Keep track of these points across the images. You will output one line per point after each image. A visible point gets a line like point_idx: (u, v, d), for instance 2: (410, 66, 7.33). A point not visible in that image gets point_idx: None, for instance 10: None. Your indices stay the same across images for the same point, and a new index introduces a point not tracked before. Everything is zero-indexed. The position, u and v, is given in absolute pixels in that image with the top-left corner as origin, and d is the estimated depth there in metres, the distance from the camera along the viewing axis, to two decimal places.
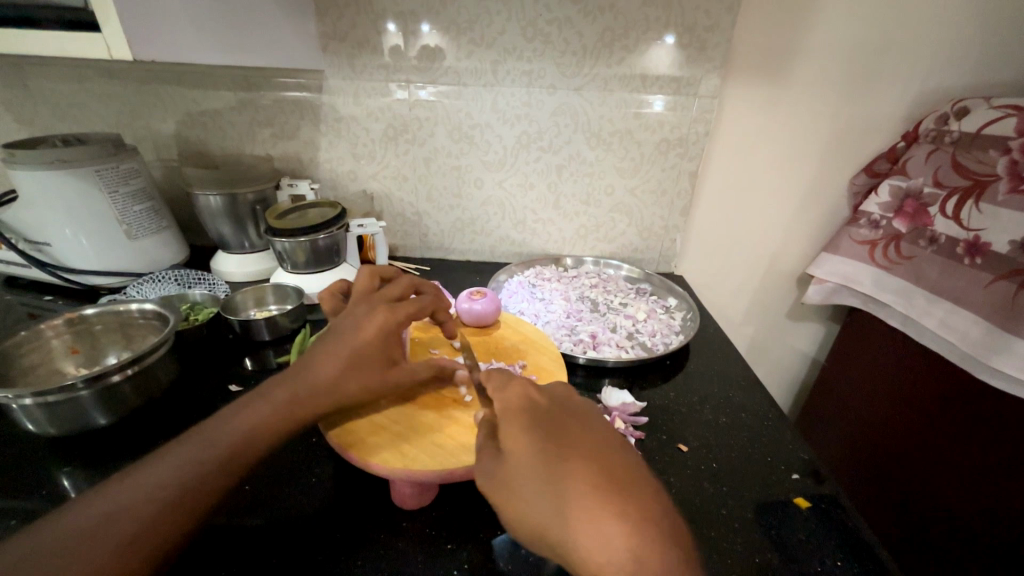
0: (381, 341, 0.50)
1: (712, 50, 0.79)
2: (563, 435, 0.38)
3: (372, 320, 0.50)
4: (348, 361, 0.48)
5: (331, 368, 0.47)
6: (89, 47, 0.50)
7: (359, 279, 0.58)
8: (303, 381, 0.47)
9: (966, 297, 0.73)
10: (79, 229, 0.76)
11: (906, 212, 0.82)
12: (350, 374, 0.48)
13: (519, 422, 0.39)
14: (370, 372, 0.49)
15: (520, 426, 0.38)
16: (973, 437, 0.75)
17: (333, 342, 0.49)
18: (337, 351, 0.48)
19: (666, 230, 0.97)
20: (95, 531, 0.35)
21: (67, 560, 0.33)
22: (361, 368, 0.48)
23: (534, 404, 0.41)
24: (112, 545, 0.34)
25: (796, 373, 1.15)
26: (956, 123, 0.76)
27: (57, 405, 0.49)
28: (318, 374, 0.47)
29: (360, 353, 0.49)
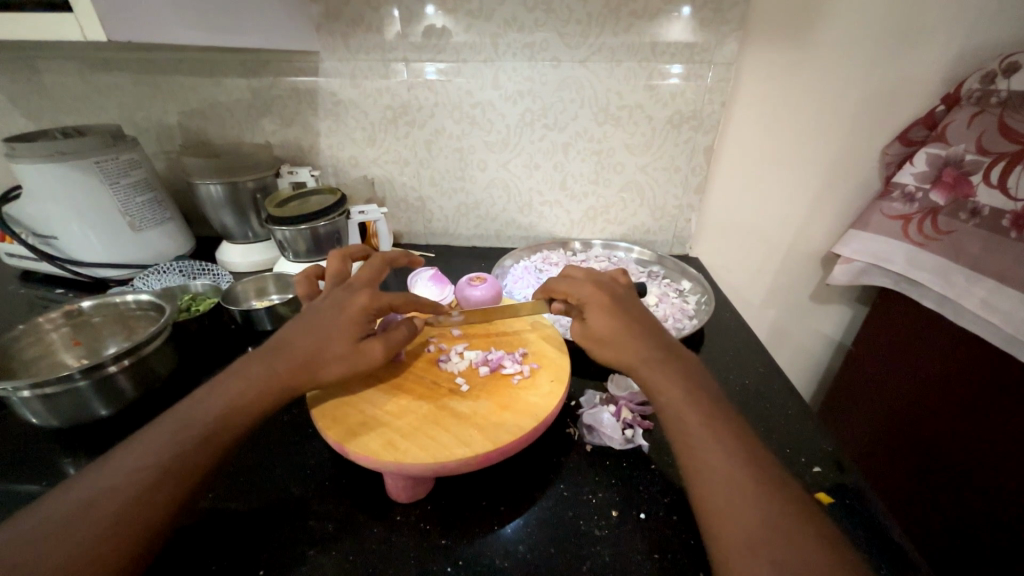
0: (358, 319, 0.50)
1: (729, 11, 0.73)
2: (637, 317, 0.50)
3: (353, 301, 0.50)
4: (323, 337, 0.49)
5: (309, 343, 0.48)
6: (64, 29, 0.48)
7: (331, 263, 0.59)
8: (283, 357, 0.47)
9: (1012, 274, 0.67)
10: (84, 222, 0.76)
11: (945, 182, 0.75)
12: (326, 347, 0.48)
13: (607, 307, 0.49)
14: (341, 345, 0.48)
15: (603, 306, 0.50)
16: (1016, 428, 0.69)
17: (314, 321, 0.49)
18: (315, 331, 0.49)
19: (679, 209, 0.92)
20: (82, 514, 0.35)
21: (54, 543, 0.33)
22: (339, 345, 0.48)
23: (615, 297, 0.51)
24: (100, 525, 0.35)
25: (820, 358, 1.09)
26: (1004, 82, 0.68)
27: (55, 396, 0.49)
28: (298, 352, 0.47)
29: (337, 328, 0.49)
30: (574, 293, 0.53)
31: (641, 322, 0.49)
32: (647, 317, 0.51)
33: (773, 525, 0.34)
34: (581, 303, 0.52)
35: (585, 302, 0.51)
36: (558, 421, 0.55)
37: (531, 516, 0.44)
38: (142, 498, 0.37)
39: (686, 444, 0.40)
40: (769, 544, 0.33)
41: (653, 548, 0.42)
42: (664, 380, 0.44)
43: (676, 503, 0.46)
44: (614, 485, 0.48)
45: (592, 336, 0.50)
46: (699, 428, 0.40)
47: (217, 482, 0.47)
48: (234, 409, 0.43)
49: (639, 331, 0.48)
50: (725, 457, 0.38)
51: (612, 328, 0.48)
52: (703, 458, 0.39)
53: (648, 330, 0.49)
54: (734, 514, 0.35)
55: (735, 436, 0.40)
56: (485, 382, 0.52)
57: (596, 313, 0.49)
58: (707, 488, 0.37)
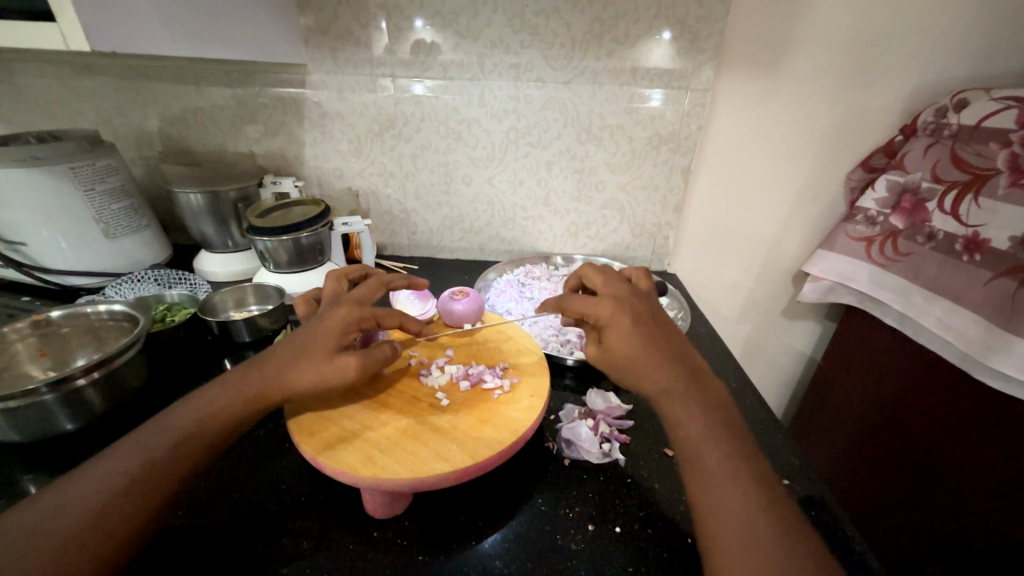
0: (335, 329, 0.50)
1: (705, 41, 0.77)
2: (661, 340, 0.49)
3: (333, 312, 0.51)
4: (303, 349, 0.49)
5: (288, 356, 0.48)
6: (46, 38, 0.48)
7: (328, 283, 0.60)
8: (264, 368, 0.48)
9: (964, 294, 0.71)
10: (54, 228, 0.74)
11: (904, 207, 0.79)
12: (303, 358, 0.48)
13: (627, 331, 0.49)
14: (318, 356, 0.48)
15: (623, 327, 0.49)
16: (966, 438, 0.74)
17: (299, 335, 0.50)
18: (297, 344, 0.49)
19: (658, 227, 0.95)
20: (47, 525, 0.35)
21: (18, 553, 0.33)
22: (317, 355, 0.48)
23: (635, 314, 0.50)
24: (68, 536, 0.34)
25: (792, 371, 1.13)
26: (955, 116, 0.74)
27: (18, 410, 0.47)
28: (280, 364, 0.48)
29: (316, 340, 0.49)
30: (592, 312, 0.51)
31: (665, 346, 0.49)
32: (669, 334, 0.50)
33: (753, 528, 0.37)
34: (600, 322, 0.51)
35: (604, 321, 0.50)
36: (536, 435, 0.56)
37: (507, 530, 0.45)
38: (112, 509, 0.36)
39: (683, 452, 0.43)
40: (764, 543, 0.36)
41: (627, 561, 0.43)
42: (682, 410, 0.45)
43: (650, 516, 0.47)
44: (591, 498, 0.48)
45: (611, 357, 0.50)
46: (697, 435, 0.43)
47: (187, 499, 0.46)
48: (206, 414, 0.44)
49: (661, 355, 0.48)
50: (720, 463, 0.41)
51: (631, 353, 0.48)
52: (705, 478, 0.41)
53: (671, 354, 0.48)
54: (727, 517, 0.38)
55: (723, 448, 0.42)
56: (465, 397, 0.52)
57: (619, 336, 0.49)
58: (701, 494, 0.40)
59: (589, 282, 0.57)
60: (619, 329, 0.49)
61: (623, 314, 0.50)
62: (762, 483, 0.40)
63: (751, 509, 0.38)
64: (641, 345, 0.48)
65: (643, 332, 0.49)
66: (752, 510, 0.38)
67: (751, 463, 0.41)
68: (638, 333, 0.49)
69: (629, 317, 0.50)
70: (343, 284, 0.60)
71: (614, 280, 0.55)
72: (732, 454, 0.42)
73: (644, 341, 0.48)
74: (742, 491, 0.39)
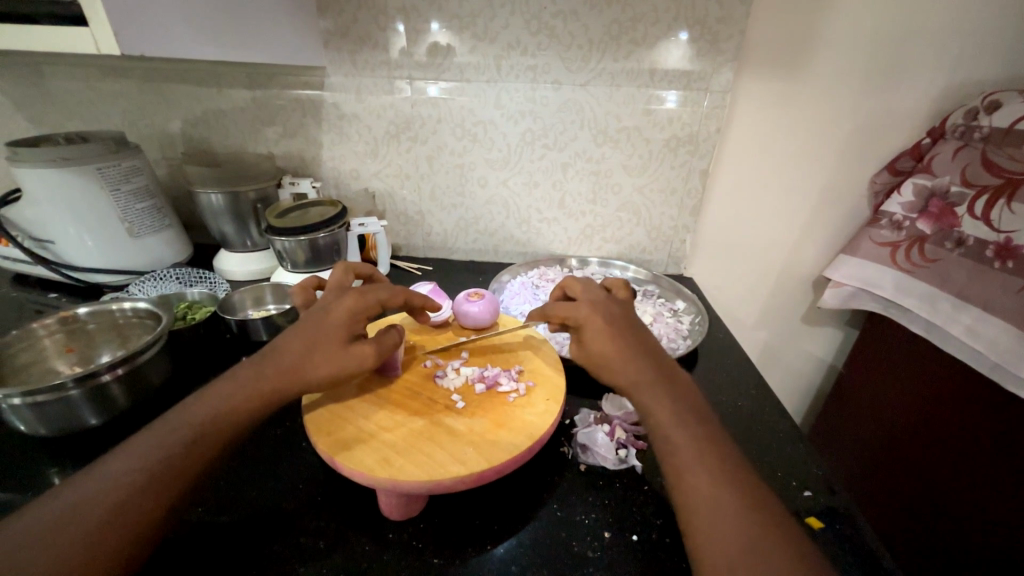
0: (344, 317, 0.50)
1: (725, 42, 0.76)
2: (635, 340, 0.49)
3: (339, 302, 0.51)
4: (313, 339, 0.49)
5: (298, 346, 0.49)
6: (78, 42, 0.49)
7: (335, 274, 0.60)
8: (274, 360, 0.48)
9: (996, 302, 0.69)
10: (81, 226, 0.76)
11: (931, 212, 0.77)
12: (314, 349, 0.49)
13: (603, 330, 0.49)
14: (331, 345, 0.49)
15: (598, 326, 0.49)
16: (995, 452, 0.71)
17: (303, 327, 0.50)
18: (303, 335, 0.50)
19: (675, 230, 0.94)
20: (71, 519, 0.35)
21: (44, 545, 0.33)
22: (328, 345, 0.49)
23: (611, 317, 0.51)
24: (91, 531, 0.35)
25: (812, 378, 1.10)
26: (986, 118, 0.71)
27: (46, 404, 0.48)
28: (290, 355, 0.48)
29: (326, 330, 0.50)
30: (572, 313, 0.52)
31: (640, 346, 0.49)
32: (646, 337, 0.50)
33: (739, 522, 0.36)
34: (578, 324, 0.51)
35: (580, 322, 0.51)
36: (552, 440, 0.56)
37: (523, 536, 0.44)
38: (132, 504, 0.37)
39: (660, 443, 0.43)
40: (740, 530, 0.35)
41: (645, 570, 0.42)
42: (652, 400, 0.45)
43: (668, 525, 0.46)
44: (607, 504, 0.48)
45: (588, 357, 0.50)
46: (669, 426, 0.43)
47: (205, 495, 0.47)
48: (223, 412, 0.44)
49: (636, 353, 0.48)
50: (695, 451, 0.41)
51: (608, 351, 0.48)
52: (682, 467, 0.40)
53: (645, 352, 0.48)
54: (713, 520, 0.37)
55: (707, 450, 0.41)
56: (480, 400, 0.52)
57: (597, 338, 0.49)
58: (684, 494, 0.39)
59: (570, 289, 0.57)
60: (597, 329, 0.49)
61: (597, 315, 0.50)
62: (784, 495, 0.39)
63: (754, 519, 0.36)
64: (616, 344, 0.48)
65: (620, 332, 0.49)
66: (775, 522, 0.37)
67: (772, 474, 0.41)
68: (613, 333, 0.49)
69: (603, 319, 0.50)
70: (349, 277, 0.60)
71: (594, 287, 0.56)
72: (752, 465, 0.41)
73: (617, 341, 0.48)
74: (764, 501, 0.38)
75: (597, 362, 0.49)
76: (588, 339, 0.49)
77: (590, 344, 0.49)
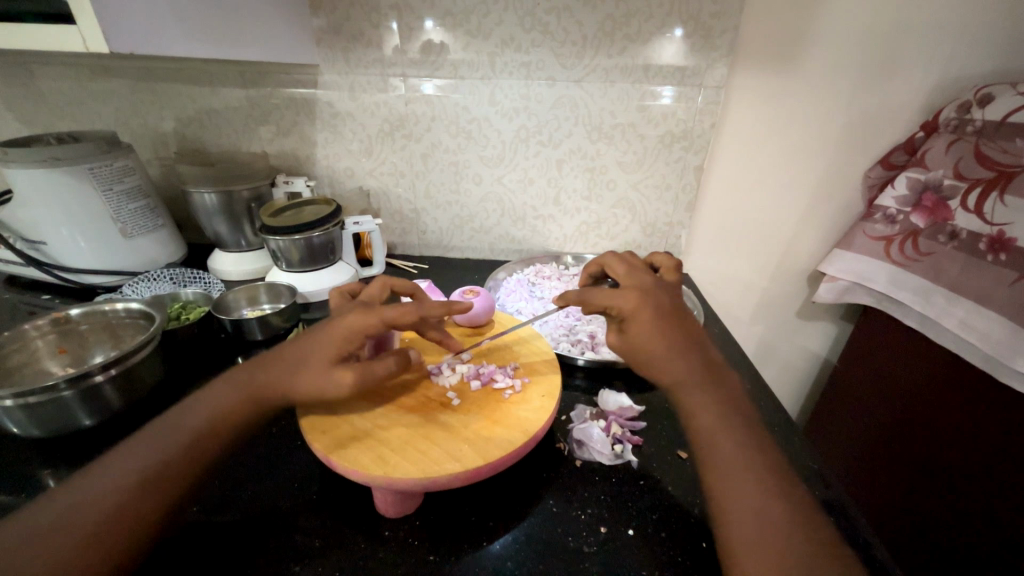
0: (340, 336, 0.48)
1: (719, 37, 0.76)
2: (686, 334, 0.48)
3: (343, 318, 0.49)
4: (309, 355, 0.48)
5: (296, 357, 0.49)
6: (67, 40, 0.49)
7: (372, 287, 0.58)
8: (272, 368, 0.48)
9: (988, 295, 0.69)
10: (73, 227, 0.75)
11: (925, 206, 0.77)
12: (307, 363, 0.48)
13: (651, 324, 0.47)
14: (318, 364, 0.47)
15: (647, 320, 0.48)
16: (988, 444, 0.72)
17: (309, 339, 0.49)
18: (305, 349, 0.49)
19: (670, 226, 0.94)
20: (62, 522, 0.35)
21: (34, 548, 0.33)
22: (318, 366, 0.47)
23: (658, 307, 0.49)
24: (83, 533, 0.35)
25: (807, 373, 1.11)
26: (979, 112, 0.72)
27: (38, 406, 0.48)
28: (285, 369, 0.48)
29: (322, 348, 0.48)
30: (617, 303, 0.49)
31: (687, 339, 0.48)
32: (693, 328, 0.49)
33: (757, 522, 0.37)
34: (623, 314, 0.49)
35: (627, 313, 0.49)
36: (549, 436, 0.56)
37: (519, 532, 0.44)
38: (124, 507, 0.37)
39: (700, 445, 0.43)
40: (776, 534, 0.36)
41: (640, 564, 0.42)
42: (697, 401, 0.45)
43: (664, 518, 0.46)
44: (603, 499, 0.48)
45: (632, 349, 0.48)
46: (714, 429, 0.43)
47: (201, 495, 0.47)
48: (215, 411, 0.45)
49: (683, 349, 0.47)
50: (736, 454, 0.41)
51: (654, 345, 0.47)
52: (720, 471, 0.41)
53: (693, 348, 0.48)
54: (750, 526, 0.37)
55: (745, 452, 0.41)
56: (475, 397, 0.52)
57: (643, 329, 0.47)
58: (725, 497, 0.39)
59: (613, 273, 0.56)
60: (647, 322, 0.47)
61: (646, 307, 0.48)
62: (778, 485, 0.39)
63: (789, 522, 0.37)
64: (664, 338, 0.47)
65: (668, 326, 0.48)
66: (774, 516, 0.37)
67: (768, 469, 0.41)
68: (664, 327, 0.47)
69: (653, 312, 0.48)
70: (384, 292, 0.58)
71: (638, 272, 0.54)
72: (745, 457, 0.41)
73: (666, 335, 0.47)
74: (763, 496, 0.38)
75: (641, 355, 0.48)
76: (635, 330, 0.48)
77: (638, 335, 0.47)
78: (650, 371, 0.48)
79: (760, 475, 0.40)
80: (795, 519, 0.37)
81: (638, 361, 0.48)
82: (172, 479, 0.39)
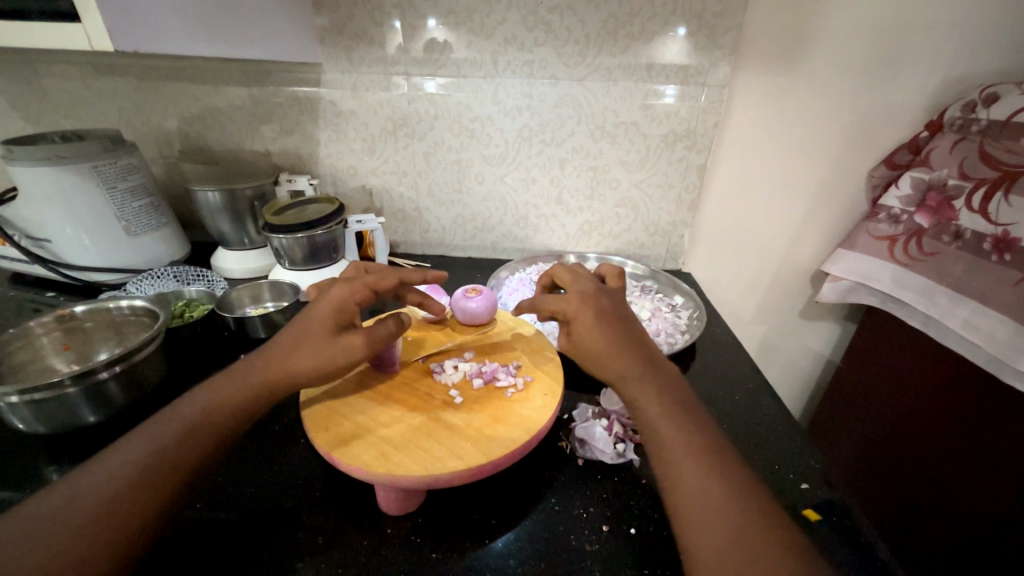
0: (332, 307, 0.50)
1: (722, 36, 0.75)
2: (625, 330, 0.49)
3: (328, 293, 0.51)
4: (306, 332, 0.49)
5: (289, 341, 0.49)
6: (71, 38, 0.49)
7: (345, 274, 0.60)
8: (269, 356, 0.49)
9: (993, 295, 0.69)
10: (77, 225, 0.76)
11: (929, 205, 0.77)
12: (304, 340, 0.49)
13: (593, 323, 0.48)
14: (320, 337, 0.48)
15: (588, 319, 0.49)
16: (992, 445, 0.72)
17: (300, 320, 0.51)
18: (299, 327, 0.50)
19: (673, 226, 0.94)
20: (65, 516, 0.35)
21: (37, 542, 0.34)
22: (319, 336, 0.48)
23: (598, 306, 0.50)
24: (84, 527, 0.35)
25: (810, 373, 1.11)
26: (984, 111, 0.71)
27: (44, 402, 0.48)
28: (282, 351, 0.48)
29: (318, 322, 0.49)
30: (562, 306, 0.51)
31: (628, 336, 0.48)
32: (633, 326, 0.50)
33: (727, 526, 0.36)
34: (568, 316, 0.51)
35: (571, 315, 0.50)
36: (551, 434, 0.56)
37: (521, 530, 0.44)
38: (125, 500, 0.37)
39: (654, 447, 0.42)
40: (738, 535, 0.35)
41: (641, 564, 0.42)
42: (644, 400, 0.45)
43: (666, 518, 0.46)
44: (605, 497, 0.48)
45: (577, 350, 0.49)
46: (662, 429, 0.42)
47: (204, 492, 0.47)
48: (217, 405, 0.45)
49: (624, 346, 0.47)
50: (687, 452, 0.41)
51: (598, 346, 0.47)
52: (673, 472, 0.40)
53: (636, 346, 0.48)
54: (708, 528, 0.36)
55: (692, 449, 0.41)
56: (478, 395, 0.52)
57: (583, 328, 0.48)
58: (681, 498, 0.39)
59: (560, 279, 0.57)
60: (590, 320, 0.49)
61: (589, 307, 0.50)
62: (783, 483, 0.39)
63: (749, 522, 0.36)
64: (611, 337, 0.48)
65: (613, 322, 0.49)
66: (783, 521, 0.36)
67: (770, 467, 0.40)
68: (607, 324, 0.48)
69: (596, 311, 0.49)
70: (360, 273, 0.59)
71: (582, 276, 0.56)
72: (739, 462, 0.41)
73: (612, 334, 0.48)
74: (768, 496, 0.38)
75: (588, 357, 0.48)
76: (580, 331, 0.49)
77: (583, 336, 0.49)
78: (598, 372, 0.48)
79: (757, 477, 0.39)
80: (758, 525, 0.36)
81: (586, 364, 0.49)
82: (173, 474, 0.40)
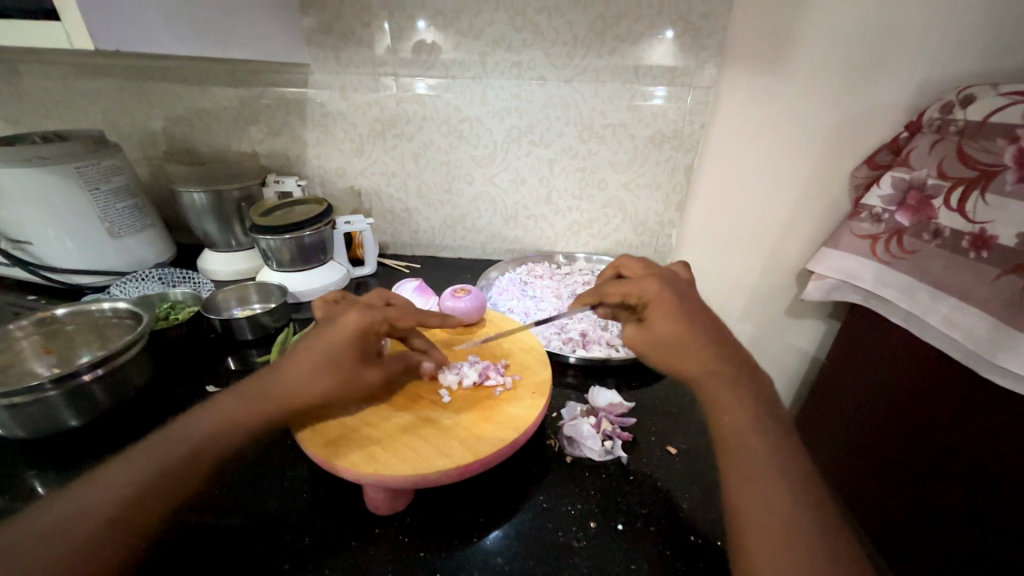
0: (355, 337, 0.49)
1: (708, 38, 0.76)
2: (704, 325, 0.49)
3: (346, 318, 0.49)
4: (319, 360, 0.47)
5: (300, 365, 0.47)
6: (51, 37, 0.48)
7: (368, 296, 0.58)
8: (277, 381, 0.47)
9: (971, 291, 0.70)
10: (58, 227, 0.74)
11: (909, 204, 0.79)
12: (315, 368, 0.47)
13: (672, 313, 0.48)
14: (337, 368, 0.48)
15: (668, 309, 0.48)
16: (970, 439, 0.73)
17: (310, 342, 0.48)
18: (310, 350, 0.48)
19: (661, 225, 0.95)
20: (56, 532, 0.35)
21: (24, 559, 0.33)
22: (334, 367, 0.48)
23: (677, 295, 0.50)
24: (74, 546, 0.34)
25: (797, 370, 1.12)
26: (961, 112, 0.73)
27: (23, 406, 0.48)
28: (292, 376, 0.47)
29: (336, 352, 0.48)
30: (636, 291, 0.51)
31: (711, 332, 0.48)
32: (712, 319, 0.50)
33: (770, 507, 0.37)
34: (642, 302, 0.50)
35: (647, 301, 0.50)
36: (539, 433, 0.56)
37: (509, 527, 0.44)
38: (119, 519, 0.36)
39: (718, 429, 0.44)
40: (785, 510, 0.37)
41: (628, 559, 0.42)
42: (726, 396, 0.45)
43: (654, 513, 0.46)
44: (593, 494, 0.48)
45: (651, 339, 0.49)
46: (737, 412, 0.43)
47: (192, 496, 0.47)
48: (223, 427, 0.43)
49: (704, 339, 0.47)
50: (759, 437, 0.42)
51: (673, 337, 0.47)
52: (732, 449, 0.42)
53: (718, 342, 0.48)
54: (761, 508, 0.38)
55: (756, 432, 0.42)
56: (465, 395, 0.52)
57: (660, 318, 0.48)
58: (735, 478, 0.40)
59: (628, 269, 0.57)
60: (669, 309, 0.48)
61: (668, 300, 0.49)
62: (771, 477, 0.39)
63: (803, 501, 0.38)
64: (690, 330, 0.48)
65: (691, 317, 0.48)
66: (780, 516, 0.37)
67: (771, 458, 0.40)
68: (682, 317, 0.48)
69: (676, 305, 0.49)
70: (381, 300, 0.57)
71: (654, 267, 0.56)
72: (747, 451, 0.41)
73: (690, 328, 0.48)
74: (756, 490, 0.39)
75: (662, 349, 0.48)
76: (658, 320, 0.48)
77: (661, 325, 0.48)
78: (675, 364, 0.48)
79: (761, 466, 0.40)
80: (799, 507, 0.37)
81: (658, 355, 0.49)
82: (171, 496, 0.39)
